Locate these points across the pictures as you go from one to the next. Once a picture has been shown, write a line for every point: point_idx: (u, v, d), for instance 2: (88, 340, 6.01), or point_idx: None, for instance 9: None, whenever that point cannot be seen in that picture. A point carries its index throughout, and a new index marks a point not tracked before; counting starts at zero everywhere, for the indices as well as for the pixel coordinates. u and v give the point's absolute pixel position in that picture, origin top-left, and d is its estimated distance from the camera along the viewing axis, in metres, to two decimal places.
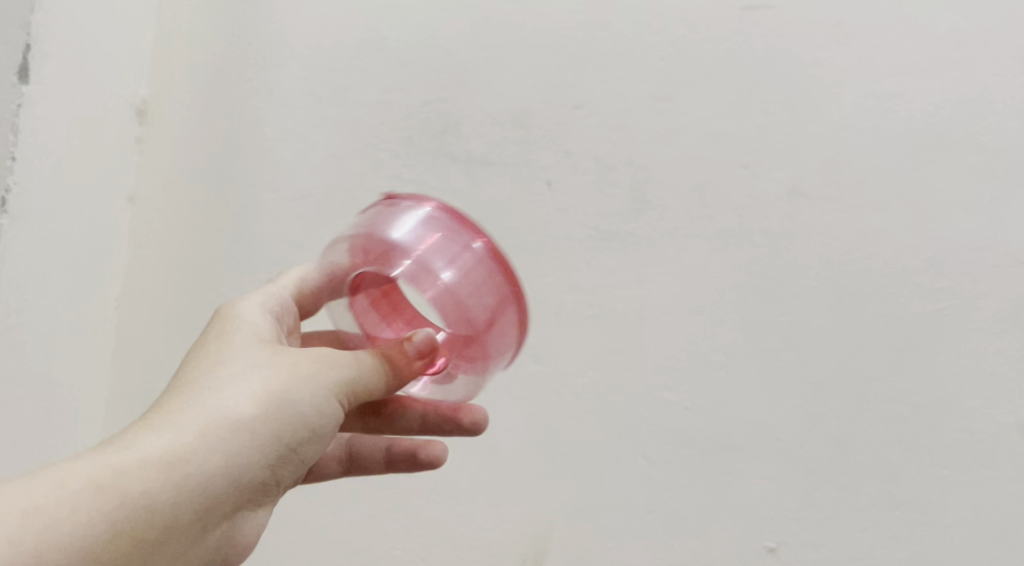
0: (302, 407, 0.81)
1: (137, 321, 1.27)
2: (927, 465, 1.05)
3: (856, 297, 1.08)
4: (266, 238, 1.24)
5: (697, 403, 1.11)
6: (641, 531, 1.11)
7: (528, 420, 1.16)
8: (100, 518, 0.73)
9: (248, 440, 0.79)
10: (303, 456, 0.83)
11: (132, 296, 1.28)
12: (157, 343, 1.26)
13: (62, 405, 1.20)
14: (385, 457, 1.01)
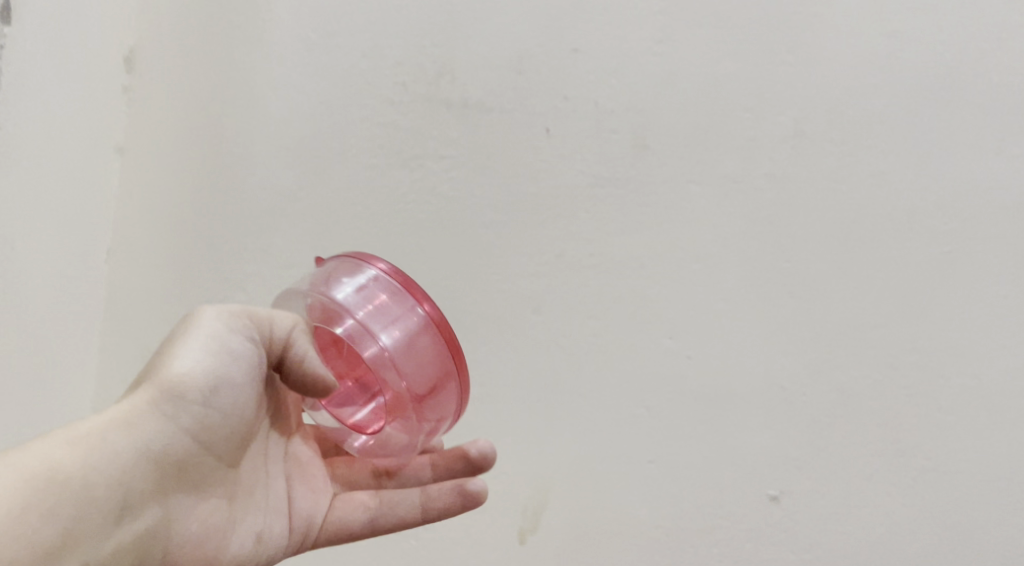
0: (200, 362, 0.88)
1: (130, 274, 1.25)
2: (932, 412, 1.06)
3: (864, 244, 1.08)
4: (258, 189, 1.22)
5: (699, 352, 1.11)
6: (642, 481, 1.11)
7: (528, 371, 1.14)
8: (13, 495, 0.80)
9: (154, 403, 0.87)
10: (212, 412, 0.88)
11: (124, 248, 1.26)
12: (151, 296, 1.24)
13: (56, 359, 1.18)
14: (420, 500, 0.97)
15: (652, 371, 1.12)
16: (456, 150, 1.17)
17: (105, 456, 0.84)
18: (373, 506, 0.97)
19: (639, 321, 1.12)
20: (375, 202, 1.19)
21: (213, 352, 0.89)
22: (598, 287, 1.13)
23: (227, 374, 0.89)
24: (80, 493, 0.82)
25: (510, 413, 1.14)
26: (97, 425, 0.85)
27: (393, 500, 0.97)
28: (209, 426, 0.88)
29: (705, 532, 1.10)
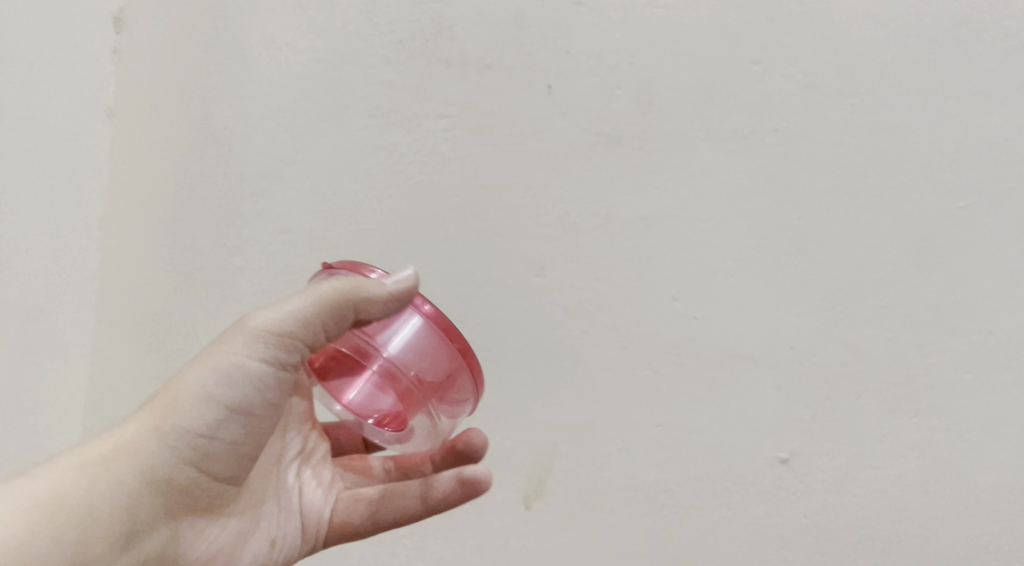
0: (219, 385, 0.89)
1: (123, 243, 1.21)
2: (947, 370, 1.04)
3: (878, 199, 1.05)
4: (253, 153, 1.18)
5: (706, 313, 1.08)
6: (648, 445, 1.09)
7: (531, 335, 1.12)
8: (28, 521, 0.81)
9: (167, 421, 0.88)
10: (218, 430, 0.89)
11: (117, 217, 1.22)
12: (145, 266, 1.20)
13: (46, 329, 1.15)
14: (418, 492, 0.97)
15: (659, 333, 1.09)
16: (455, 109, 1.13)
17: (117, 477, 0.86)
18: (374, 499, 0.98)
19: (647, 284, 1.09)
20: (372, 163, 1.15)
21: (229, 376, 0.89)
22: (602, 247, 1.10)
23: (236, 391, 0.89)
24: (88, 515, 0.84)
25: (513, 378, 1.12)
26: (110, 444, 0.87)
27: (393, 493, 0.98)
28: (215, 445, 0.89)
29: (715, 494, 1.08)
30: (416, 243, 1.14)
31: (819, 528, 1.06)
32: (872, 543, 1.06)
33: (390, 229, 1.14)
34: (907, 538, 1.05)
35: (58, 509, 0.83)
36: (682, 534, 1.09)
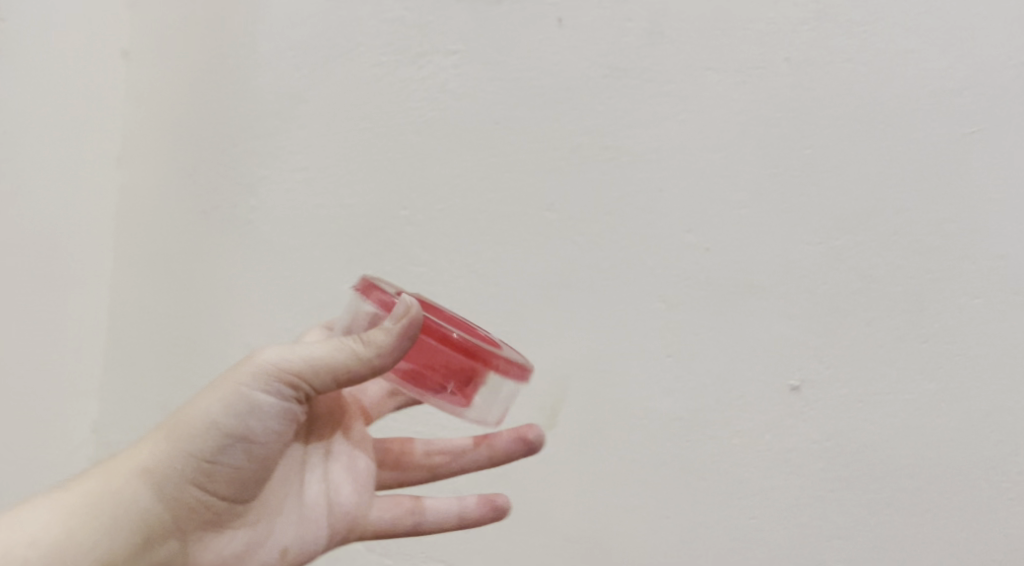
0: (231, 411, 0.84)
1: (133, 219, 1.28)
2: (956, 295, 1.03)
3: (960, 219, 1.03)
4: (268, 115, 1.23)
5: (718, 246, 1.09)
6: (656, 372, 1.09)
7: (550, 235, 1.13)
8: (51, 533, 0.82)
9: (176, 472, 0.84)
10: (227, 449, 0.84)
11: (128, 195, 1.29)
12: (144, 240, 1.27)
13: (48, 277, 1.20)
14: (457, 509, 0.97)
15: (703, 356, 1.08)
16: (472, 51, 1.17)
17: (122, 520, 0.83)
18: (415, 510, 0.95)
19: (697, 305, 1.09)
20: (406, 117, 1.19)
21: (254, 390, 0.84)
22: (653, 265, 1.10)
23: (247, 405, 0.84)
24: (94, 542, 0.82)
25: (523, 294, 1.13)
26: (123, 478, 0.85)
27: (432, 505, 0.96)
28: (226, 463, 0.85)
29: (738, 529, 1.06)
30: (452, 257, 1.16)
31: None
32: None
33: (412, 146, 1.18)
34: None
35: (73, 526, 0.83)
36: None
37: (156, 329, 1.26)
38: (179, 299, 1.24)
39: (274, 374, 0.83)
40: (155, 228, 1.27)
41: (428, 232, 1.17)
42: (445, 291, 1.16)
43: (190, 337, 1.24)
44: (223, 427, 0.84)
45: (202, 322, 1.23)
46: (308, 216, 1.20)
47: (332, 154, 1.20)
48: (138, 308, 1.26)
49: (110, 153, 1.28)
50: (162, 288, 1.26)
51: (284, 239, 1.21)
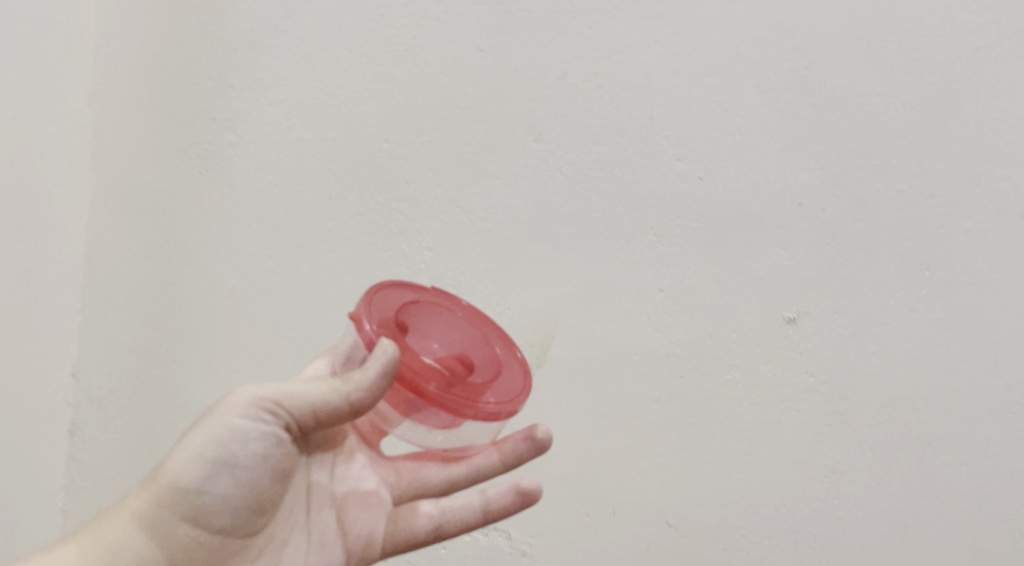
0: (211, 444, 0.79)
1: (110, 162, 1.22)
2: (960, 218, 0.99)
3: (958, 144, 0.99)
4: (238, 47, 1.17)
5: (710, 174, 1.05)
6: (646, 308, 1.05)
7: (535, 167, 1.09)
8: None
9: (160, 505, 0.79)
10: (209, 483, 0.79)
11: (104, 137, 1.22)
12: (125, 186, 1.21)
13: (37, 221, 1.15)
14: (479, 505, 0.87)
15: (698, 290, 1.04)
16: None
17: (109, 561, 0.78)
18: (435, 516, 0.86)
19: (694, 235, 1.05)
20: (387, 45, 1.14)
21: (235, 425, 0.79)
22: (647, 195, 1.06)
23: (229, 441, 0.79)
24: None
25: (510, 228, 1.09)
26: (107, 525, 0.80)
27: (450, 509, 0.87)
28: (212, 501, 0.79)
29: (735, 468, 1.03)
30: (437, 193, 1.11)
31: (849, 509, 1.00)
32: (908, 526, 0.99)
33: (396, 75, 1.13)
34: (946, 523, 0.99)
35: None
36: (678, 513, 1.04)
37: (136, 271, 1.20)
38: (160, 238, 1.19)
39: (257, 405, 0.80)
40: (130, 166, 1.21)
41: (412, 163, 1.12)
42: (429, 228, 1.11)
43: (172, 277, 1.18)
44: (204, 456, 0.79)
45: (185, 262, 1.18)
46: (284, 152, 1.16)
47: (309, 85, 1.15)
48: (123, 255, 1.20)
49: (82, 89, 1.21)
50: (141, 228, 1.20)
51: (263, 176, 1.16)
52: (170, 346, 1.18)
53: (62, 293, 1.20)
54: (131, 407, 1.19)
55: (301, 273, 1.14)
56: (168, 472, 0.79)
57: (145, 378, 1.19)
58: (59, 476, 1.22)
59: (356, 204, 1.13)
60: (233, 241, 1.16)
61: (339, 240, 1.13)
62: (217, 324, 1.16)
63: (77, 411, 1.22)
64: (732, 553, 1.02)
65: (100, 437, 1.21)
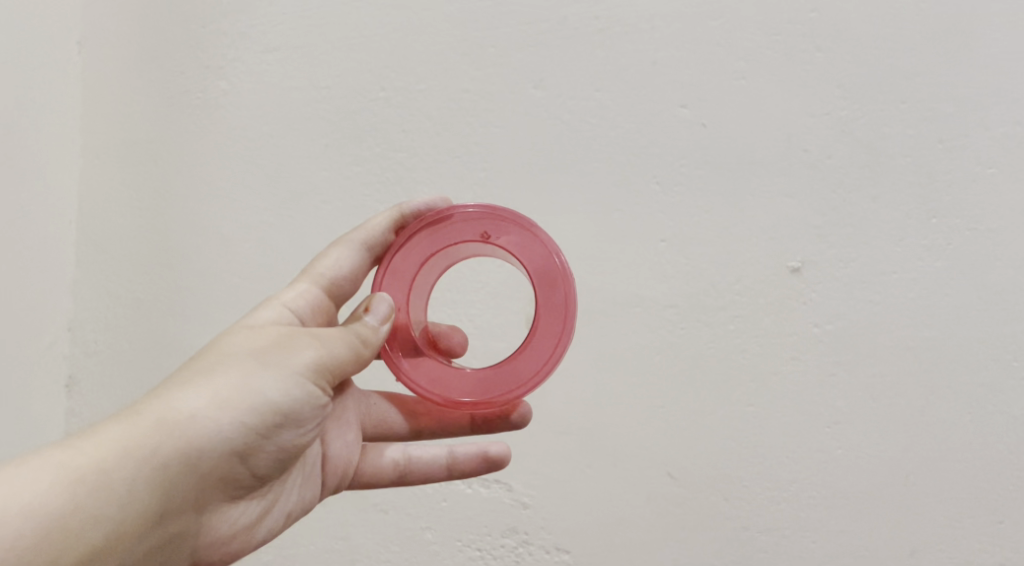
0: (277, 393, 0.77)
1: (102, 112, 1.19)
2: (967, 164, 1.00)
3: (966, 87, 1.00)
4: None
5: (715, 121, 1.03)
6: (649, 258, 1.03)
7: (536, 115, 1.07)
8: (73, 501, 0.72)
9: (208, 438, 0.76)
10: (269, 429, 0.78)
11: (95, 85, 1.19)
12: (116, 135, 1.18)
13: (36, 170, 1.13)
14: (446, 459, 0.88)
15: (700, 239, 1.02)
16: None
17: (144, 481, 0.74)
18: (402, 461, 0.88)
19: (697, 184, 1.03)
20: None
21: (298, 382, 0.78)
22: (651, 142, 1.04)
23: (294, 395, 0.78)
24: (114, 507, 0.73)
25: (509, 177, 1.07)
26: (141, 438, 0.75)
27: (417, 456, 0.88)
28: (265, 447, 0.78)
29: (736, 419, 1.01)
30: (435, 142, 1.09)
31: (850, 459, 0.99)
32: (911, 476, 0.99)
33: (394, 20, 1.11)
34: (949, 473, 0.98)
35: (94, 488, 0.73)
36: (680, 464, 1.01)
37: (130, 221, 1.17)
38: (154, 187, 1.16)
39: (321, 365, 0.79)
40: (123, 115, 1.18)
41: (410, 111, 1.10)
42: (427, 177, 1.09)
43: (168, 227, 1.15)
44: (272, 406, 0.77)
45: (181, 212, 1.15)
46: (279, 100, 1.13)
47: (305, 31, 1.13)
48: (115, 204, 1.18)
49: (71, 36, 1.18)
50: (135, 177, 1.17)
51: (258, 125, 1.14)
52: (164, 296, 1.15)
53: (58, 243, 1.17)
54: (126, 360, 1.16)
55: (298, 224, 1.12)
56: (232, 405, 0.76)
57: (142, 330, 1.15)
58: (57, 429, 1.17)
59: (354, 152, 1.11)
60: (229, 191, 1.14)
61: (335, 190, 1.11)
62: (213, 276, 1.13)
63: (72, 365, 1.18)
64: (734, 505, 1.00)
65: (88, 390, 1.17)
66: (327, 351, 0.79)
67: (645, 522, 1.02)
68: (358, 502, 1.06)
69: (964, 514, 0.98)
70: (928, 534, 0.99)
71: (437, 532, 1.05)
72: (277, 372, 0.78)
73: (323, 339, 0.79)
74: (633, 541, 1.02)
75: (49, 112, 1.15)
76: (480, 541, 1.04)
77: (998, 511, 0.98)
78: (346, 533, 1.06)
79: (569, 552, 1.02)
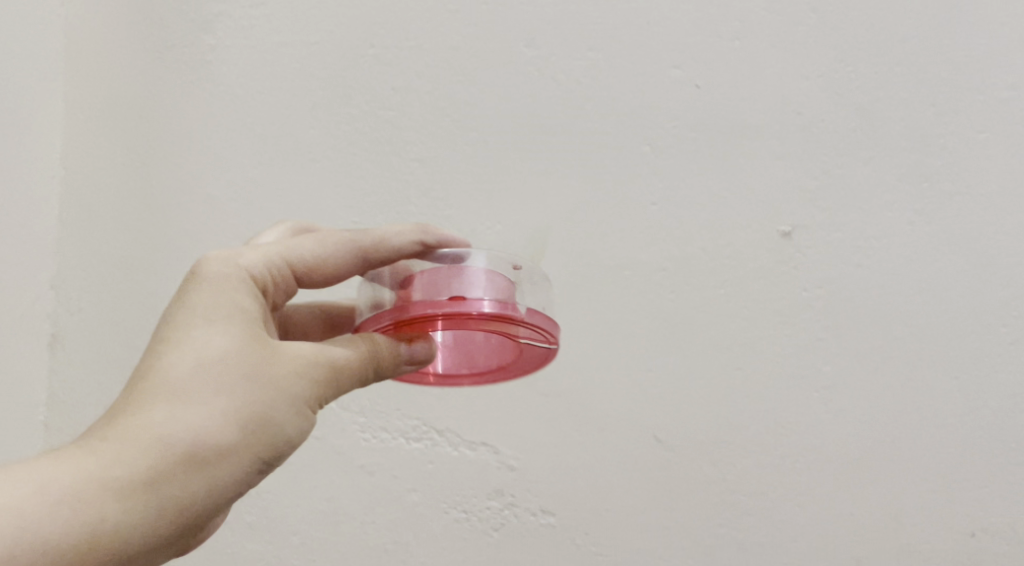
0: (293, 402, 0.69)
1: (88, 66, 1.17)
2: (961, 129, 0.99)
3: (959, 50, 0.99)
4: None
5: (708, 83, 1.03)
6: (640, 221, 1.02)
7: (528, 75, 1.06)
8: (79, 526, 0.62)
9: (209, 463, 0.66)
10: None
11: (81, 40, 1.18)
12: (101, 90, 1.16)
13: (28, 126, 1.13)
14: None
15: (690, 202, 1.02)
16: None
17: (153, 502, 0.64)
18: None
19: (688, 146, 1.02)
20: None
21: (312, 390, 0.70)
22: (643, 105, 1.03)
23: (298, 417, 0.69)
24: (124, 532, 0.64)
25: (500, 137, 1.06)
26: (127, 474, 0.64)
27: None
28: None
29: (722, 383, 1.01)
30: (425, 101, 1.08)
31: (836, 424, 0.99)
32: (897, 440, 0.98)
33: None
34: (937, 440, 0.98)
35: (97, 514, 0.63)
36: (666, 428, 1.01)
37: (114, 180, 1.15)
38: (139, 145, 1.15)
39: (327, 389, 0.71)
40: (107, 71, 1.16)
41: (401, 69, 1.09)
42: (417, 137, 1.08)
43: (153, 186, 1.14)
44: (279, 425, 0.68)
45: (168, 169, 1.14)
46: (270, 57, 1.13)
47: None
48: (101, 161, 1.16)
49: None
50: (120, 134, 1.15)
51: (247, 83, 1.13)
52: (149, 255, 1.13)
53: (45, 201, 1.16)
54: (109, 320, 1.14)
55: (284, 182, 1.10)
56: (246, 415, 0.67)
57: (124, 290, 1.14)
58: (38, 389, 1.14)
59: (344, 111, 1.10)
60: (217, 148, 1.13)
61: (323, 149, 1.10)
62: (199, 235, 1.12)
63: (55, 324, 1.16)
64: (719, 469, 1.00)
65: (71, 349, 1.15)
66: (337, 360, 0.71)
67: (632, 487, 1.01)
68: (345, 465, 1.07)
69: (951, 479, 0.97)
70: (913, 500, 0.98)
71: (423, 494, 1.05)
72: (283, 397, 0.68)
73: (335, 361, 0.71)
74: (619, 505, 1.01)
75: (34, 67, 1.13)
76: (465, 503, 1.04)
77: (984, 478, 0.97)
78: (332, 495, 1.07)
79: (553, 515, 1.02)
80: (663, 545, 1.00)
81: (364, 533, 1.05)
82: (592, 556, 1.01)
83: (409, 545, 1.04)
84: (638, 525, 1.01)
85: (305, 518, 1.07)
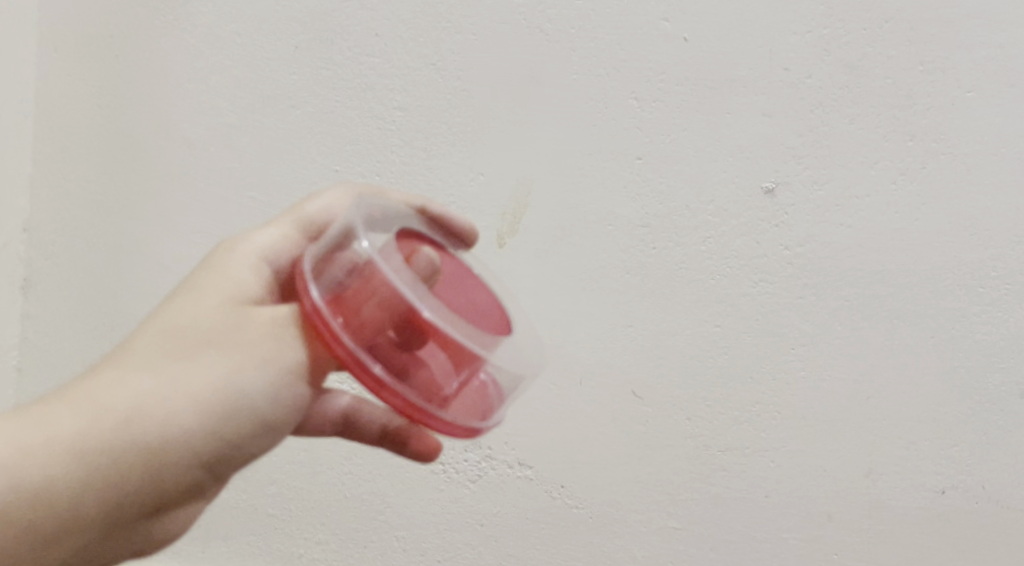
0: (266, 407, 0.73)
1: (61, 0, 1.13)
2: (950, 87, 0.97)
3: (952, 6, 0.97)
4: None
5: (697, 35, 1.01)
6: (625, 175, 1.02)
7: (515, 22, 1.04)
8: (57, 460, 0.68)
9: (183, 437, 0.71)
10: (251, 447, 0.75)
11: None
12: (75, 26, 1.13)
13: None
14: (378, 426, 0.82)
15: (675, 156, 1.01)
16: None
17: (123, 463, 0.70)
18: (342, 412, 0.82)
19: (675, 100, 1.01)
20: None
21: (287, 390, 0.73)
22: (630, 56, 1.02)
23: (272, 435, 0.75)
24: (93, 486, 0.69)
25: (485, 85, 1.04)
26: (118, 492, 0.70)
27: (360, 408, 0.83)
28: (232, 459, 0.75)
29: (702, 340, 1.01)
30: (408, 48, 1.06)
31: (811, 382, 1.00)
32: (872, 398, 0.99)
33: None
34: (913, 397, 0.99)
35: (76, 450, 0.69)
36: (644, 384, 1.02)
37: (89, 120, 1.13)
38: (115, 84, 1.12)
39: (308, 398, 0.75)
40: (80, 8, 1.13)
41: (384, 14, 1.06)
42: (399, 84, 1.06)
43: (131, 129, 1.12)
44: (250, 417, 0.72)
45: (145, 110, 1.12)
46: None
47: None
48: (76, 99, 1.13)
49: None
50: (96, 72, 1.13)
51: (225, 25, 1.10)
52: (127, 198, 1.12)
53: (14, 138, 1.13)
54: (86, 266, 1.13)
55: (264, 128, 1.09)
56: (225, 402, 0.71)
57: (100, 235, 1.13)
58: (11, 333, 1.15)
59: (325, 54, 1.07)
60: (196, 89, 1.10)
61: (305, 94, 1.08)
62: (177, 179, 1.11)
63: (29, 268, 1.15)
64: (695, 424, 1.01)
65: (48, 295, 1.15)
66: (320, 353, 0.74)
67: (608, 441, 1.02)
68: None
69: (921, 437, 0.99)
70: (885, 457, 0.99)
71: None
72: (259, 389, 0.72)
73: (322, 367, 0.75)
74: (594, 458, 1.02)
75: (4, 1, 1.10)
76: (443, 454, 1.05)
77: (955, 436, 0.98)
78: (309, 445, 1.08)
79: (531, 468, 1.04)
80: (637, 499, 1.02)
81: (342, 483, 1.08)
82: (567, 507, 1.03)
83: (386, 495, 1.07)
84: (613, 477, 1.02)
85: (285, 466, 1.09)
